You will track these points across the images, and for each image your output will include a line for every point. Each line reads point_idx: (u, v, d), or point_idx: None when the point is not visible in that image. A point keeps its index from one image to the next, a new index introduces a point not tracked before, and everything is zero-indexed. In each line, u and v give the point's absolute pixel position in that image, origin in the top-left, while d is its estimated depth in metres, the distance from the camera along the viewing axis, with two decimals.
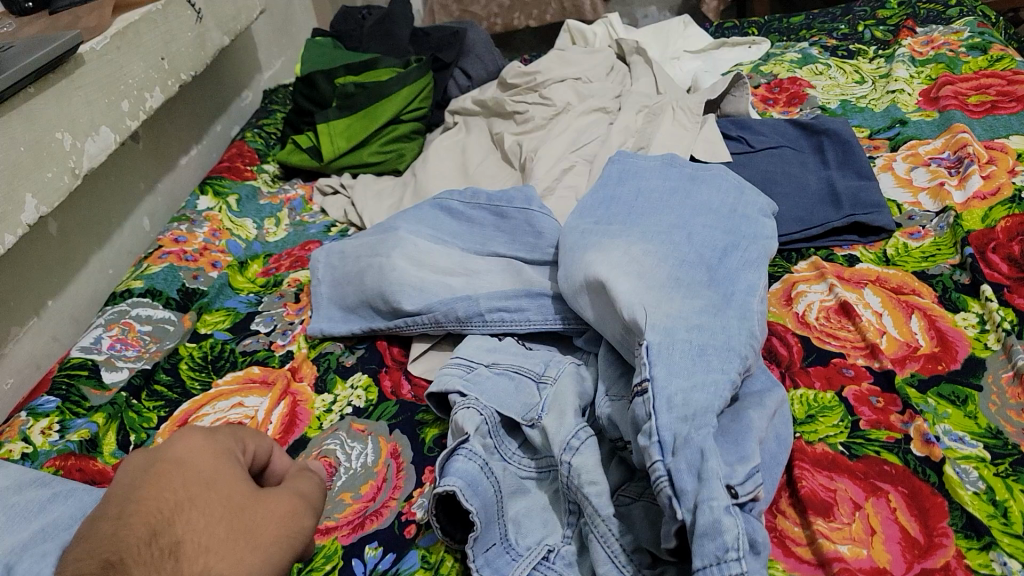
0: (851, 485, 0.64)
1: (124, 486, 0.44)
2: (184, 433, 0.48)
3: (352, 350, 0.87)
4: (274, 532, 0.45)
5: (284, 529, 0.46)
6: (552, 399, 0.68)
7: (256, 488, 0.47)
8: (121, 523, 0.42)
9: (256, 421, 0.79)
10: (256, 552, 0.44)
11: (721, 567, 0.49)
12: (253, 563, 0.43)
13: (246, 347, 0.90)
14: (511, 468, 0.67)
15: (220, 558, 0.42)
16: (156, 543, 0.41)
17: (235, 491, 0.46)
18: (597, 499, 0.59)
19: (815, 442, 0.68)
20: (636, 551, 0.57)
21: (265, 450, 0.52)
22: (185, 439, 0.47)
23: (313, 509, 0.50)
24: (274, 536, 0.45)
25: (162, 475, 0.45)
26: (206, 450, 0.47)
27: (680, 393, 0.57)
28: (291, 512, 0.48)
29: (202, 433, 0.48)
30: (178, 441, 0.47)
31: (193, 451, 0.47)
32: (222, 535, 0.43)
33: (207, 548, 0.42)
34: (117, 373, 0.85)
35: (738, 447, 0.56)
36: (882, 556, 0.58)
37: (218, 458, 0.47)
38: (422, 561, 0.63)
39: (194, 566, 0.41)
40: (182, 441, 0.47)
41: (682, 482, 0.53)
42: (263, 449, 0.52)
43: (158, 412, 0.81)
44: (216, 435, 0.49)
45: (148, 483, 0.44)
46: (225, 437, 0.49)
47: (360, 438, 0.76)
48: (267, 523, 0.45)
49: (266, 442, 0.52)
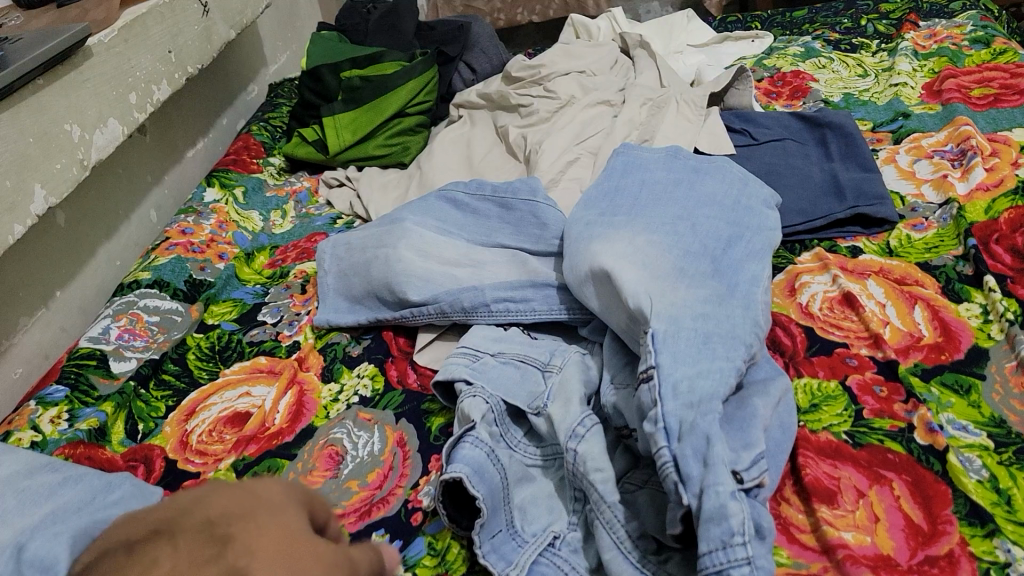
0: (855, 474, 0.64)
1: (199, 502, 0.42)
2: (260, 478, 0.45)
3: (359, 341, 0.88)
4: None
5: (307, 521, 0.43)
6: (557, 387, 0.69)
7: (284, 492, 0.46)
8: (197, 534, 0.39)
9: (263, 410, 0.80)
10: (271, 527, 0.41)
11: (726, 552, 0.49)
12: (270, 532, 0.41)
13: (253, 338, 0.90)
14: (516, 456, 0.67)
15: (234, 524, 0.40)
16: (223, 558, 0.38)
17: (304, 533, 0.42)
18: (602, 486, 0.60)
19: (819, 431, 0.69)
20: (641, 538, 0.58)
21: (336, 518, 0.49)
22: (266, 486, 0.45)
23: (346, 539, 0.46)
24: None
25: (235, 502, 0.42)
26: (279, 489, 0.45)
27: (686, 379, 0.58)
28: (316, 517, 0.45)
29: (278, 486, 0.45)
30: (254, 483, 0.45)
31: (270, 497, 0.44)
32: (237, 512, 0.42)
33: (222, 517, 0.41)
34: (126, 363, 0.86)
35: (743, 434, 0.56)
36: (886, 543, 0.59)
37: (289, 503, 0.44)
38: (428, 548, 0.64)
39: (206, 532, 0.40)
40: (260, 485, 0.45)
41: (687, 467, 0.53)
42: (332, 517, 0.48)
43: (166, 401, 0.82)
44: (286, 488, 0.46)
45: (218, 505, 0.42)
46: (298, 493, 0.46)
47: (366, 426, 0.77)
48: (290, 513, 0.43)
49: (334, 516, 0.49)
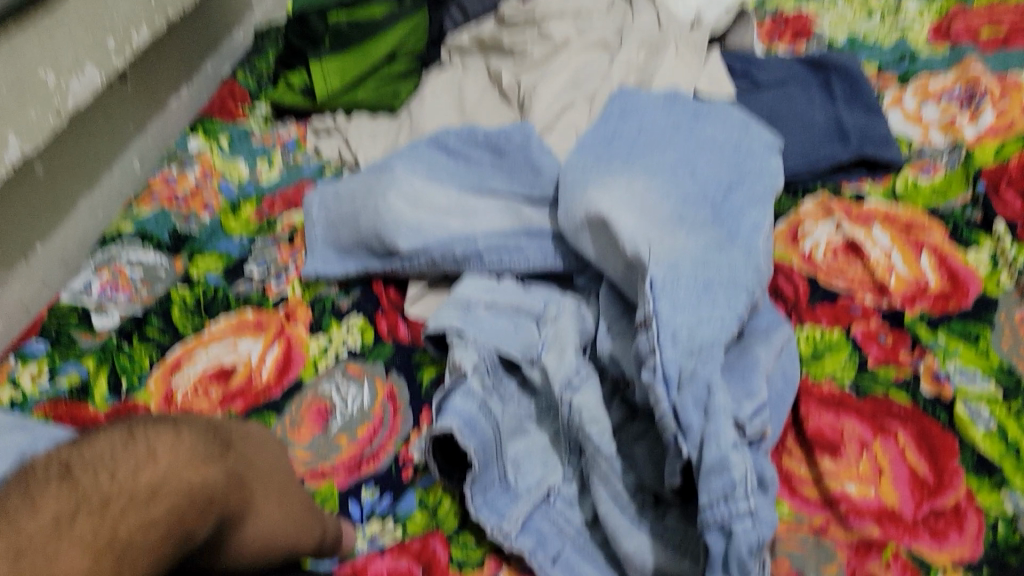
0: (858, 425, 0.63)
1: (88, 456, 0.46)
2: (155, 423, 0.51)
3: (347, 293, 0.85)
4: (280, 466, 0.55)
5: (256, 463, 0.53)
6: (552, 337, 0.66)
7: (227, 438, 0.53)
8: (66, 492, 0.44)
9: (250, 366, 0.77)
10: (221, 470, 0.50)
11: (728, 505, 0.47)
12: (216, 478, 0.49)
13: (239, 292, 0.87)
14: (509, 409, 0.65)
15: (187, 467, 0.48)
16: (105, 514, 0.44)
17: (216, 469, 0.49)
18: (599, 438, 0.58)
19: (822, 381, 0.66)
20: (637, 491, 0.57)
21: (259, 431, 0.56)
22: (166, 431, 0.50)
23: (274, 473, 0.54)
24: (247, 510, 0.51)
25: (133, 452, 0.47)
26: (214, 433, 0.52)
27: (686, 327, 0.55)
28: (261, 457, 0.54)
29: (180, 429, 0.51)
30: (148, 432, 0.49)
31: (173, 442, 0.49)
32: (187, 458, 0.49)
33: (179, 452, 0.49)
34: (108, 318, 0.84)
35: (744, 382, 0.54)
36: (891, 496, 0.58)
37: (195, 443, 0.50)
38: (419, 503, 0.64)
39: (168, 457, 0.48)
40: (159, 432, 0.50)
41: (688, 417, 0.51)
42: (247, 431, 0.56)
43: (150, 356, 0.80)
44: (188, 426, 0.52)
45: (118, 456, 0.47)
46: (206, 427, 0.53)
47: (356, 380, 0.75)
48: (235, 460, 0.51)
49: (260, 429, 0.57)
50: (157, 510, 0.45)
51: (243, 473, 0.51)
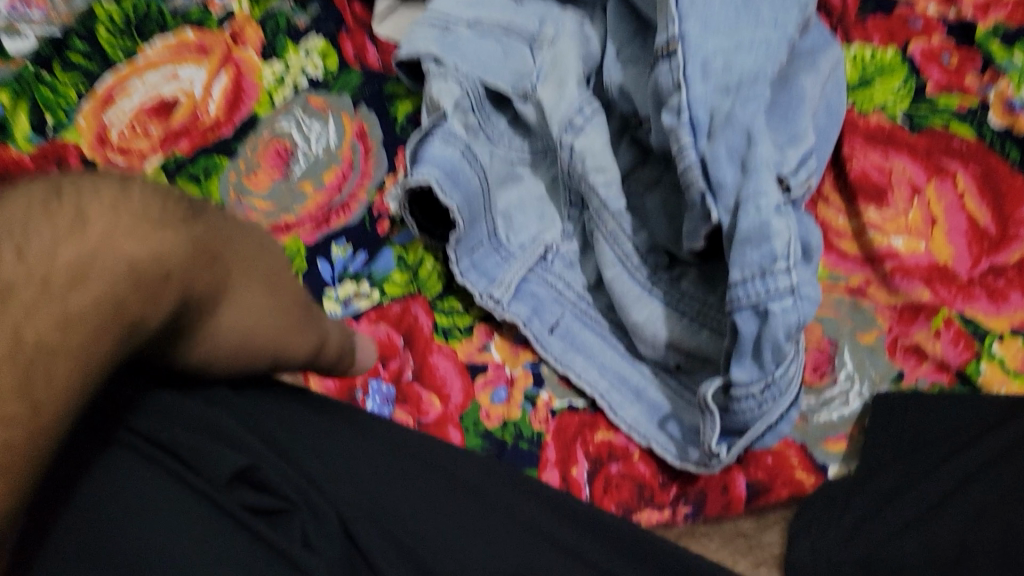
0: (910, 165, 0.53)
1: None
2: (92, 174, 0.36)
3: (305, 9, 0.70)
4: (261, 234, 0.41)
5: (241, 248, 0.39)
6: (550, 64, 0.54)
7: (196, 208, 0.38)
8: None
9: (193, 100, 0.66)
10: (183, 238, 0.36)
11: (766, 282, 0.39)
12: (177, 251, 0.35)
13: (177, 7, 0.71)
14: (499, 152, 0.55)
15: (138, 238, 0.34)
16: (3, 313, 0.30)
17: (177, 237, 0.36)
18: (605, 191, 0.49)
19: (869, 113, 0.56)
20: (650, 252, 0.49)
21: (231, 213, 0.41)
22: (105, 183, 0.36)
23: (264, 259, 0.41)
24: (220, 290, 0.37)
25: (57, 214, 0.33)
26: (157, 190, 0.37)
27: (720, 53, 0.43)
28: (245, 238, 0.40)
29: (131, 181, 0.37)
30: (81, 181, 0.35)
31: (115, 195, 0.35)
32: (130, 220, 0.35)
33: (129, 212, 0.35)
34: (24, 43, 0.68)
35: (788, 123, 0.44)
36: (944, 250, 0.50)
37: (148, 199, 0.36)
38: (398, 263, 0.56)
39: (107, 218, 0.34)
40: (95, 182, 0.35)
41: (719, 172, 0.41)
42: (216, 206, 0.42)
43: (77, 87, 0.67)
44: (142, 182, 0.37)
45: (34, 222, 0.33)
46: (164, 187, 0.39)
47: (320, 116, 0.64)
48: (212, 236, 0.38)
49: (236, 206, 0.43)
50: (85, 299, 0.32)
51: (216, 242, 0.38)
